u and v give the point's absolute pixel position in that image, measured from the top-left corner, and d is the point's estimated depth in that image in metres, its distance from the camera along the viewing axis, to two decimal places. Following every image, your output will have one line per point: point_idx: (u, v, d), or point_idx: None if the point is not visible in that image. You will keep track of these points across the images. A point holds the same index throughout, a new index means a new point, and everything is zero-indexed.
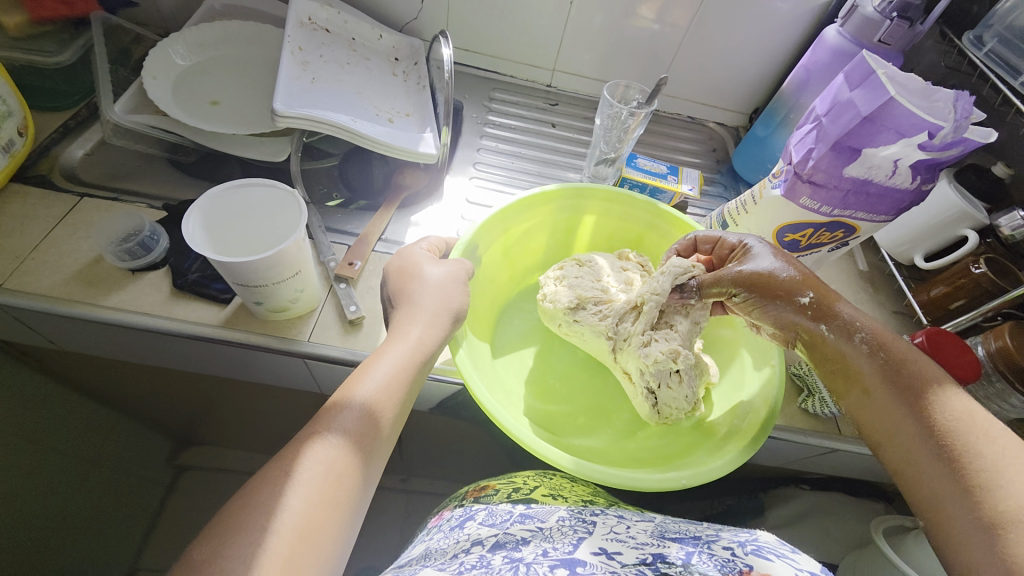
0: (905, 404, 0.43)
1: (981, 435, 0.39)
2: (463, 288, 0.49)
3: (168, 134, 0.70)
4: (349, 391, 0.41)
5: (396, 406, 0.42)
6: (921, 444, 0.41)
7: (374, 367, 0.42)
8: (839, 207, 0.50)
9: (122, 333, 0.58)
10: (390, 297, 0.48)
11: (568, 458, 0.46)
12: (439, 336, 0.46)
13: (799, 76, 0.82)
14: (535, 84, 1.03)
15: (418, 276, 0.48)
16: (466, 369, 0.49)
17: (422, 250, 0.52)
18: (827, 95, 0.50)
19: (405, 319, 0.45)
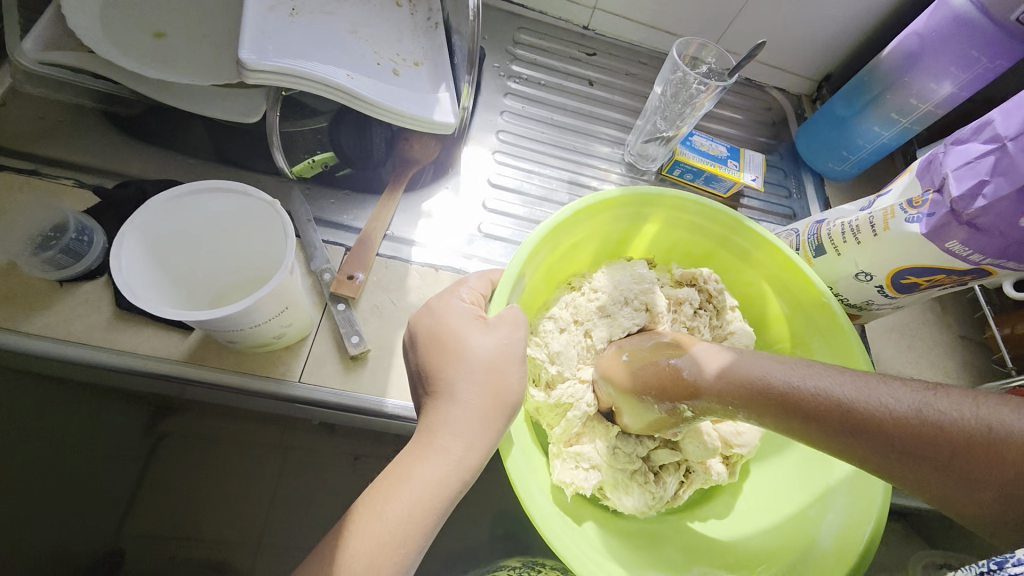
0: (848, 437, 0.32)
1: (923, 418, 0.30)
2: (520, 367, 0.37)
3: (99, 81, 0.53)
4: (339, 567, 0.29)
5: (406, 571, 0.31)
6: (912, 470, 0.30)
7: (380, 511, 0.31)
8: (996, 256, 0.38)
9: (59, 364, 0.45)
10: (421, 374, 0.35)
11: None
12: (489, 452, 0.33)
13: (907, 45, 0.65)
14: (569, 25, 0.83)
15: (462, 352, 0.35)
16: (519, 470, 0.38)
17: (462, 305, 0.38)
18: (1020, 110, 0.37)
19: (445, 429, 0.33)
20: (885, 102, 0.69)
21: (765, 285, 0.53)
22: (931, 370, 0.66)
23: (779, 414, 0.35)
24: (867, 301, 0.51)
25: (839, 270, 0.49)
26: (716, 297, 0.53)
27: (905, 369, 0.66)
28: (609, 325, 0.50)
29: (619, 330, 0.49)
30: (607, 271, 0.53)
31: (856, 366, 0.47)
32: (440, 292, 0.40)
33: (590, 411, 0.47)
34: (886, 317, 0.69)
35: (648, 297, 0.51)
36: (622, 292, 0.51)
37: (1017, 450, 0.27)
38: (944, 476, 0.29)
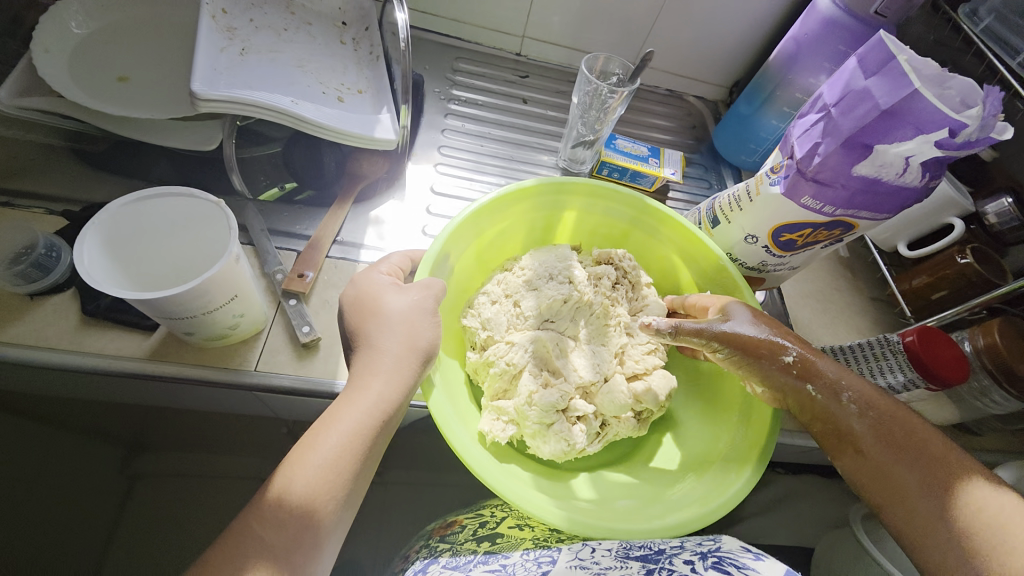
0: (866, 427, 0.46)
1: (930, 449, 0.44)
2: (432, 319, 0.46)
3: (67, 121, 0.59)
4: (286, 478, 0.37)
5: (347, 481, 0.38)
6: (894, 464, 0.44)
7: (322, 438, 0.38)
8: (843, 206, 0.46)
9: (30, 371, 0.49)
10: (348, 332, 0.44)
11: (559, 514, 0.42)
12: (407, 385, 0.42)
13: (787, 49, 0.75)
14: (503, 53, 0.93)
15: (380, 309, 0.44)
16: (442, 410, 0.45)
17: (382, 276, 0.47)
18: (838, 81, 0.45)
19: (366, 369, 0.42)
20: (777, 99, 0.79)
21: (676, 257, 0.60)
22: (847, 330, 0.73)
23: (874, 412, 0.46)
24: (762, 263, 0.57)
25: (733, 236, 0.56)
26: (631, 273, 0.59)
27: (824, 331, 0.73)
28: (538, 298, 0.56)
29: (545, 300, 0.55)
30: (534, 253, 0.59)
31: None
32: (364, 271, 0.48)
33: (513, 369, 0.52)
34: (804, 286, 0.76)
35: (568, 272, 0.57)
36: (546, 269, 0.57)
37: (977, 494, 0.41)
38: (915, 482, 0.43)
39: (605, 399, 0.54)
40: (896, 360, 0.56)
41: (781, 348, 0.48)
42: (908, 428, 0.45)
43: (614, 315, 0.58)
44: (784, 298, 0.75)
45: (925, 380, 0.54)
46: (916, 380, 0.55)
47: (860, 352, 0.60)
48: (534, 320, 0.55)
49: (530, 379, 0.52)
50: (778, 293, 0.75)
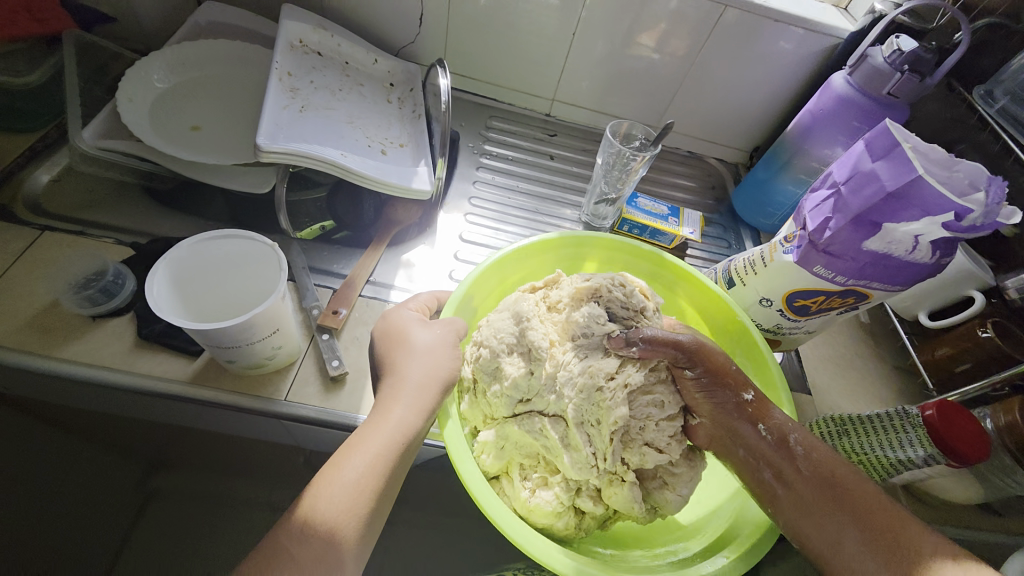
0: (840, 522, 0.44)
1: (913, 556, 0.41)
2: (454, 352, 0.49)
3: (143, 162, 0.66)
4: (315, 495, 0.39)
5: (371, 501, 0.40)
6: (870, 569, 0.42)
7: (346, 462, 0.41)
8: (855, 277, 0.48)
9: (81, 387, 0.53)
10: (376, 364, 0.48)
11: (568, 561, 0.43)
12: (426, 411, 0.44)
13: (803, 122, 0.80)
14: (533, 113, 1.00)
15: (407, 342, 0.48)
16: (455, 444, 0.47)
17: (409, 313, 0.51)
18: (846, 162, 0.48)
19: (390, 396, 0.44)
20: (794, 167, 0.83)
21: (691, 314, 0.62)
22: (867, 397, 0.72)
23: (841, 501, 0.45)
24: (777, 326, 0.59)
25: (747, 297, 0.58)
26: (631, 304, 0.54)
27: (843, 396, 0.72)
28: (526, 378, 0.53)
29: (506, 383, 0.52)
30: (489, 318, 0.56)
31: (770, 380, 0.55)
32: (394, 307, 0.52)
33: (496, 467, 0.55)
34: (822, 350, 0.76)
35: (526, 336, 0.53)
36: (504, 342, 0.53)
37: None
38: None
39: (615, 498, 0.51)
40: (915, 434, 0.55)
41: (743, 385, 0.51)
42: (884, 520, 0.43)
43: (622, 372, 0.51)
44: (801, 360, 0.75)
45: (946, 456, 0.52)
46: (936, 455, 0.53)
47: (879, 422, 0.59)
48: (511, 412, 0.54)
49: (524, 483, 0.53)
50: (796, 355, 0.75)
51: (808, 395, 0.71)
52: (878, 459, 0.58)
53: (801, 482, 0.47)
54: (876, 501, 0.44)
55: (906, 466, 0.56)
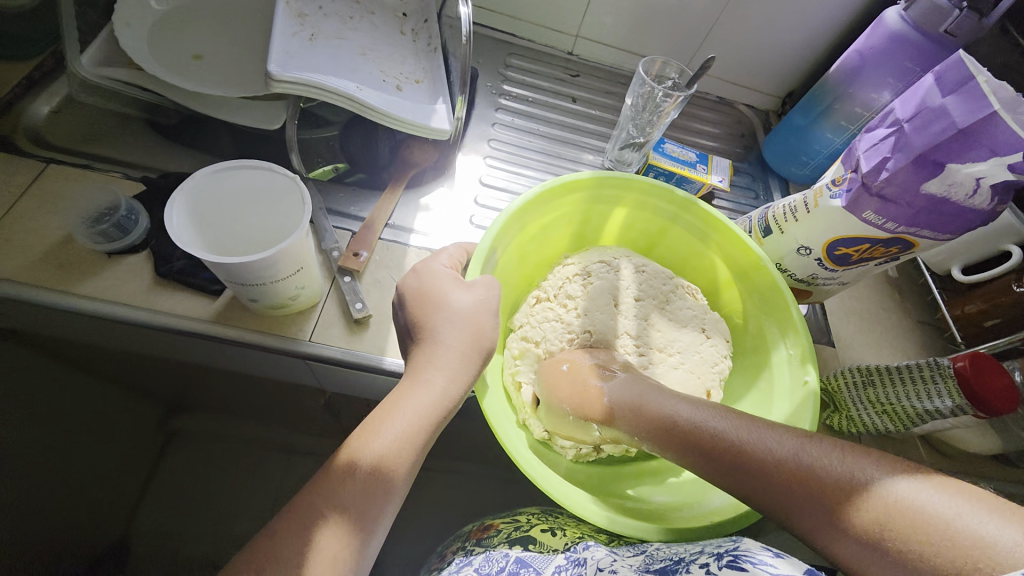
0: (766, 487, 0.38)
1: (828, 488, 0.35)
2: (494, 319, 0.47)
3: (146, 93, 0.62)
4: (358, 448, 0.39)
5: (409, 464, 0.41)
6: (830, 531, 0.34)
7: (383, 427, 0.40)
8: (907, 224, 0.46)
9: (103, 324, 0.52)
10: (411, 326, 0.46)
11: (601, 513, 0.43)
12: (466, 382, 0.44)
13: (849, 62, 0.74)
14: (555, 51, 0.93)
15: (443, 304, 0.45)
16: (493, 411, 0.47)
17: (443, 268, 0.49)
18: (913, 97, 0.45)
19: (428, 363, 0.43)
20: (834, 112, 0.78)
21: (714, 254, 0.60)
22: (890, 351, 0.71)
23: (717, 461, 0.40)
24: (812, 276, 0.57)
25: (784, 246, 0.56)
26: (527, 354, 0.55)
27: (867, 350, 0.71)
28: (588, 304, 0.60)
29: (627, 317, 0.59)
30: (581, 253, 0.61)
31: (790, 317, 0.54)
32: (424, 261, 0.50)
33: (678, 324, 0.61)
34: (848, 304, 0.75)
35: (559, 274, 0.59)
36: (593, 270, 0.59)
37: (920, 522, 0.31)
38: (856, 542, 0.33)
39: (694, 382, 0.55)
40: (945, 385, 0.54)
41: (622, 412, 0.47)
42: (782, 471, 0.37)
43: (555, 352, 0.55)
44: (826, 314, 0.73)
45: (974, 406, 0.52)
46: (964, 407, 0.53)
47: (905, 373, 0.58)
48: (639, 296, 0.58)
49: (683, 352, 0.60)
50: (821, 308, 0.74)
51: (832, 348, 0.71)
52: (903, 409, 0.58)
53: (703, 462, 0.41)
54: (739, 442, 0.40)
55: (932, 415, 0.56)
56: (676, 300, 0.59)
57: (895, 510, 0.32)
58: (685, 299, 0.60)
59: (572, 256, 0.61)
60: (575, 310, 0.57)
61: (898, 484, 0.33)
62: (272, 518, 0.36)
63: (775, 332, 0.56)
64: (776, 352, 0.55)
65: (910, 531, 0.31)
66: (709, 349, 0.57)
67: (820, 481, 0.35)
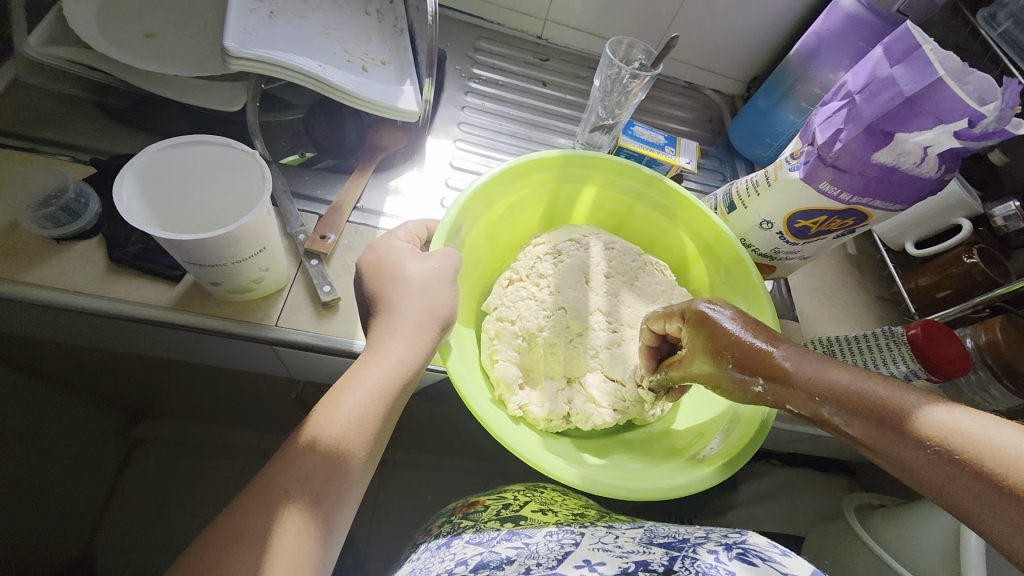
0: (860, 418, 0.37)
1: (932, 429, 0.34)
2: (451, 288, 0.46)
3: (94, 72, 0.59)
4: (318, 423, 0.39)
5: (370, 437, 0.40)
6: (929, 469, 0.34)
7: (343, 399, 0.40)
8: (860, 194, 0.47)
9: (54, 313, 0.50)
10: (368, 297, 0.45)
11: (574, 472, 0.43)
12: (425, 350, 0.43)
13: (809, 43, 0.76)
14: (525, 35, 0.93)
15: (400, 276, 0.45)
16: (460, 375, 0.46)
17: (401, 243, 0.48)
18: (864, 70, 0.46)
19: (385, 333, 0.43)
20: (797, 94, 0.79)
21: (681, 231, 0.61)
22: (850, 324, 0.74)
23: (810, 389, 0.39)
24: (774, 250, 0.58)
25: (748, 221, 0.58)
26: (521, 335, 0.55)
27: (828, 323, 0.74)
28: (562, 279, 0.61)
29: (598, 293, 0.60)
30: (550, 233, 0.61)
31: (755, 289, 0.55)
32: (382, 237, 0.49)
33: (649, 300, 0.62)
34: (811, 280, 0.77)
35: (530, 254, 0.60)
36: (562, 248, 0.60)
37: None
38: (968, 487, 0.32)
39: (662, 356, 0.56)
40: (900, 351, 0.57)
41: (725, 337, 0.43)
42: (881, 404, 0.36)
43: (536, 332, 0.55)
44: (790, 290, 0.76)
45: (929, 371, 0.55)
46: (918, 371, 0.56)
47: (864, 343, 0.61)
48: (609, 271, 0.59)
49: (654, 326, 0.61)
50: (785, 285, 0.76)
51: (795, 323, 0.73)
52: None
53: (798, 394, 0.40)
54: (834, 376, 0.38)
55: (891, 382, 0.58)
56: (645, 275, 0.60)
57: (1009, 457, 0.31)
58: (654, 275, 0.61)
59: (542, 236, 0.62)
60: (548, 287, 0.58)
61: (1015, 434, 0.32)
62: (240, 492, 0.36)
63: (740, 304, 0.57)
64: None
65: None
66: None
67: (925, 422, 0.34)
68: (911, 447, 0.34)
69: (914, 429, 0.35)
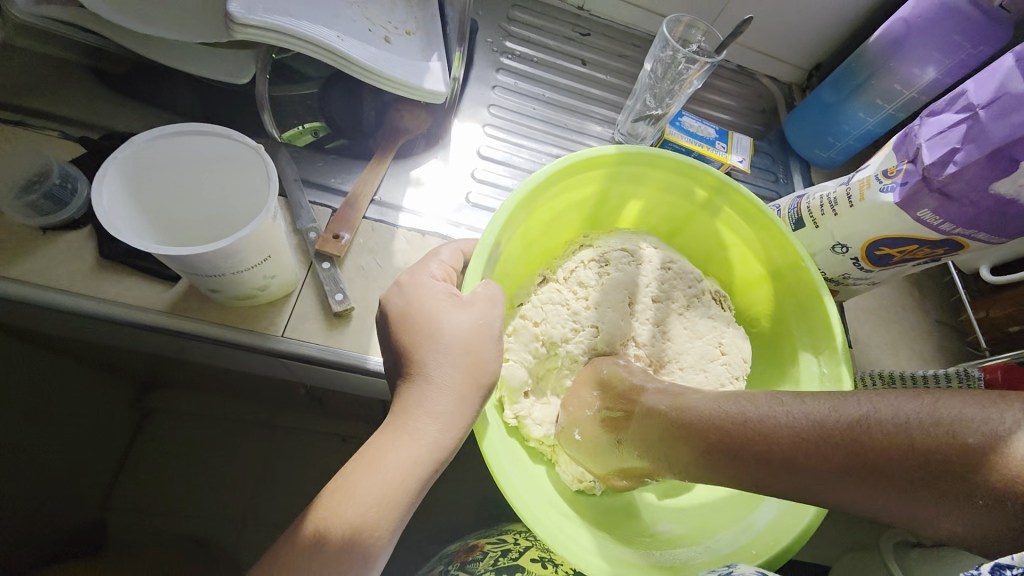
0: (784, 466, 0.33)
1: (846, 436, 0.31)
2: (495, 346, 0.41)
3: (86, 34, 0.52)
4: (328, 512, 0.34)
5: (392, 528, 0.35)
6: (874, 488, 0.30)
7: (360, 482, 0.35)
8: (965, 226, 0.40)
9: (41, 311, 0.45)
10: (399, 352, 0.40)
11: (603, 566, 0.41)
12: (463, 425, 0.38)
13: (893, 31, 0.66)
14: (564, 5, 0.83)
15: (437, 333, 0.39)
16: (492, 452, 0.42)
17: (432, 282, 0.42)
18: (992, 77, 0.38)
19: (418, 404, 0.37)
20: (869, 88, 0.70)
21: (745, 247, 0.54)
22: (907, 353, 0.67)
23: (722, 454, 0.36)
24: (843, 275, 0.52)
25: (818, 242, 0.51)
26: (551, 344, 0.52)
27: (883, 350, 0.67)
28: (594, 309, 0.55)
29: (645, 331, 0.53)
30: (597, 241, 0.55)
31: (825, 325, 0.49)
32: (411, 271, 0.43)
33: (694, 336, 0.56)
34: (866, 301, 0.70)
35: (570, 262, 0.54)
36: (609, 259, 0.53)
37: (978, 448, 0.27)
38: (918, 487, 0.29)
39: None
40: None
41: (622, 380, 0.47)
42: (789, 441, 0.33)
43: (562, 344, 0.51)
44: (843, 311, 0.69)
45: None
46: None
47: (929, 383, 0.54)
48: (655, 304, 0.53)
49: None
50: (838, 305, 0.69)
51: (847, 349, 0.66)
52: None
53: (714, 462, 0.37)
54: (735, 423, 0.36)
55: None
56: (697, 307, 0.54)
57: (935, 437, 0.28)
58: (709, 304, 0.55)
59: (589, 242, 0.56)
60: (585, 299, 0.52)
61: (923, 406, 0.30)
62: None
63: (806, 338, 0.51)
64: (806, 359, 0.51)
65: (968, 457, 0.27)
66: (721, 366, 0.52)
67: (833, 432, 0.32)
68: (841, 475, 0.31)
69: (829, 447, 0.31)
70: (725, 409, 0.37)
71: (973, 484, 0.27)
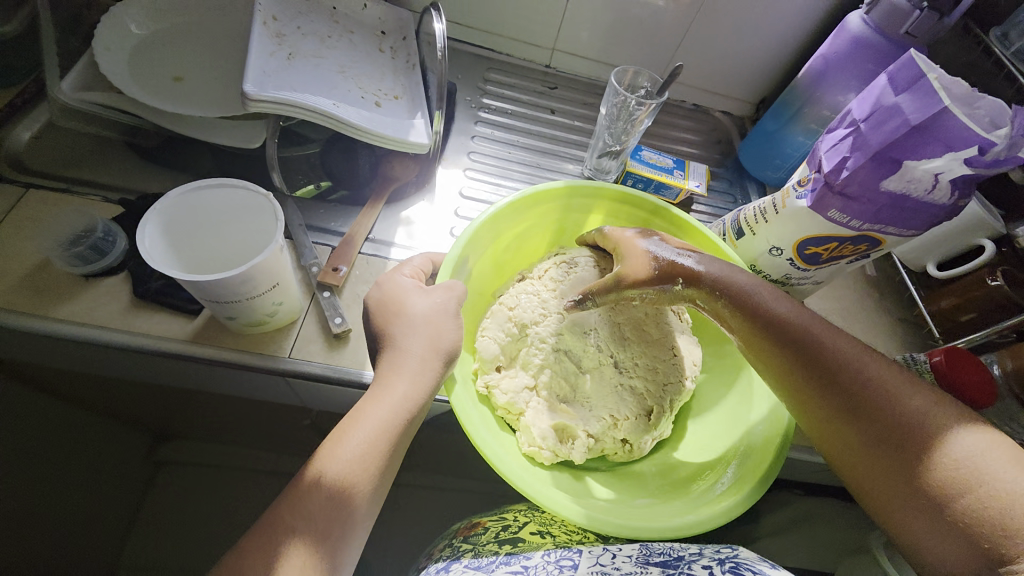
0: (832, 392, 0.45)
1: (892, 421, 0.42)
2: (455, 321, 0.47)
3: (125, 116, 0.62)
4: (324, 459, 0.40)
5: (372, 477, 0.40)
6: (877, 451, 0.42)
7: (349, 434, 0.41)
8: (871, 221, 0.47)
9: (81, 347, 0.52)
10: (374, 333, 0.46)
11: (580, 511, 0.43)
12: (429, 385, 0.44)
13: (816, 67, 0.75)
14: (533, 65, 0.95)
15: (404, 311, 0.46)
16: (466, 410, 0.46)
17: (405, 279, 0.49)
18: (869, 97, 0.46)
19: (392, 368, 0.44)
20: (805, 116, 0.79)
21: None
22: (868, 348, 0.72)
23: (805, 358, 0.46)
24: (786, 276, 0.58)
25: (757, 247, 0.57)
26: (520, 333, 0.57)
27: None
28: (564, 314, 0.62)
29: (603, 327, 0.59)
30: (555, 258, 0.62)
31: None
32: (388, 272, 0.50)
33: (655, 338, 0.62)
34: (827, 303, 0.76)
35: (531, 272, 0.61)
36: (566, 269, 0.60)
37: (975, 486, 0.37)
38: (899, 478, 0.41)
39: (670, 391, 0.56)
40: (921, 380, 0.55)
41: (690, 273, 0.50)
42: (853, 385, 0.44)
43: (530, 328, 0.57)
44: None
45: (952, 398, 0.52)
46: None
47: None
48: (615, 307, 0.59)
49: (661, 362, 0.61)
50: None
51: None
52: None
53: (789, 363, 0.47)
54: (833, 347, 0.46)
55: None
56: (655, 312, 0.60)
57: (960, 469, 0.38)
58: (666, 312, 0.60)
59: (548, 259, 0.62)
60: (554, 291, 0.59)
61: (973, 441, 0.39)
62: (250, 527, 0.37)
63: None
64: None
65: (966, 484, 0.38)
66: (676, 363, 0.57)
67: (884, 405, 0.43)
68: (861, 432, 0.43)
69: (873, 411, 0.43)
70: (827, 336, 0.47)
71: (942, 498, 0.38)
